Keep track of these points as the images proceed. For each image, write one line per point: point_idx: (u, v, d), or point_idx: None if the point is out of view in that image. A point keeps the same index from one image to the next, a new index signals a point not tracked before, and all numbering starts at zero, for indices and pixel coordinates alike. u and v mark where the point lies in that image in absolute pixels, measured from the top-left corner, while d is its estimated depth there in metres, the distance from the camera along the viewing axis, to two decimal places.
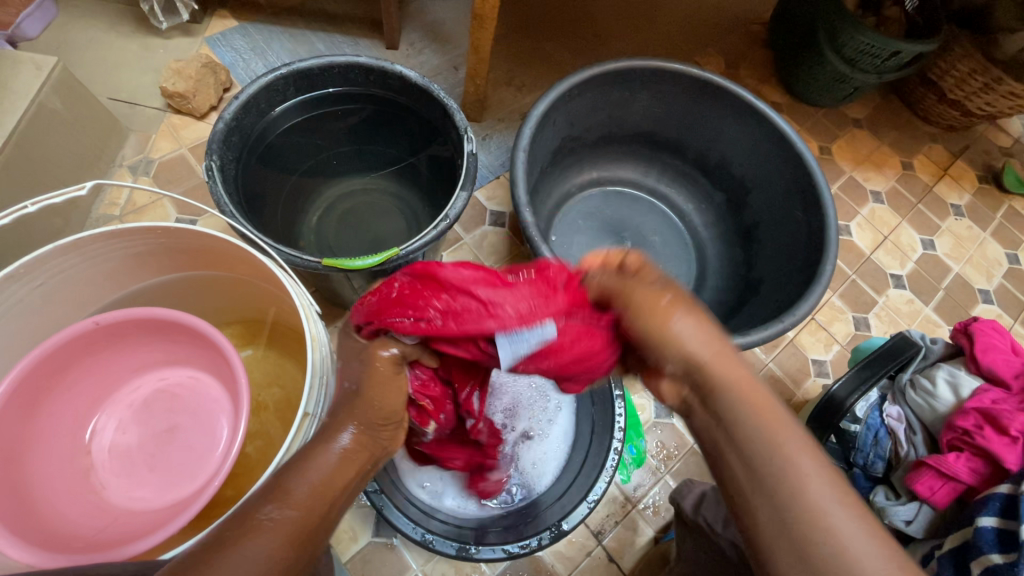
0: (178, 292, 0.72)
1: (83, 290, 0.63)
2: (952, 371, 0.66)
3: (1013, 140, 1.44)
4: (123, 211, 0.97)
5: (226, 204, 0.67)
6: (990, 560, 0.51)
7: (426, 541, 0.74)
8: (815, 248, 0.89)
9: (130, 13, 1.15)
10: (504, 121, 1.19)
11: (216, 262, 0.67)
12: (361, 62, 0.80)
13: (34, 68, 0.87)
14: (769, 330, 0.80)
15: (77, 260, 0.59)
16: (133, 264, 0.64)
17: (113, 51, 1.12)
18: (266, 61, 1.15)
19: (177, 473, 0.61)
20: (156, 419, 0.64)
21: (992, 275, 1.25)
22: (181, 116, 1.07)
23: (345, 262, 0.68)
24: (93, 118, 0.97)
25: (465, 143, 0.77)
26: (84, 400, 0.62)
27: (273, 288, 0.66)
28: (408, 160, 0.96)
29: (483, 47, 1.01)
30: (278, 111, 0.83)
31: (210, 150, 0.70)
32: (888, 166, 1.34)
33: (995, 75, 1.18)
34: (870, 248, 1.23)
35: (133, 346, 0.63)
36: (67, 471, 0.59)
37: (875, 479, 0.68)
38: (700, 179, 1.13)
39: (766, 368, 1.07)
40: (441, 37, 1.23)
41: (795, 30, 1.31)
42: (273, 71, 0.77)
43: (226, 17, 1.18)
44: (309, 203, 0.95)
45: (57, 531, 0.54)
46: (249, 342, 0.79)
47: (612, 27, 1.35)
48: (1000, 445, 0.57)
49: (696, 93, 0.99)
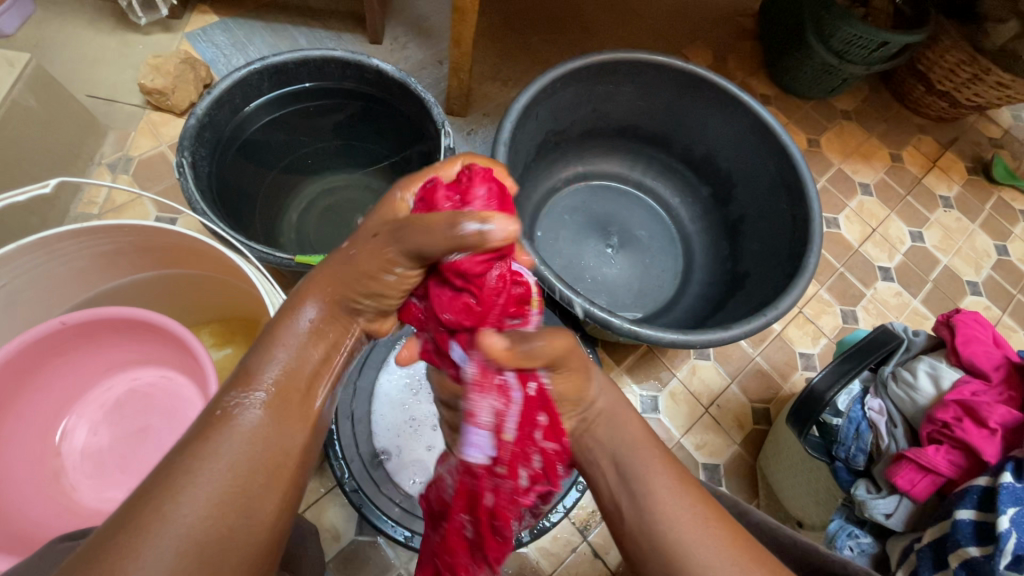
0: (154, 290, 0.71)
1: (51, 290, 0.62)
2: (933, 363, 0.66)
3: (1003, 131, 1.43)
4: (102, 209, 0.96)
5: (197, 201, 0.66)
6: (966, 552, 0.51)
7: (410, 541, 0.75)
8: (799, 241, 0.88)
9: (109, 8, 1.14)
10: (489, 116, 1.18)
11: (189, 260, 0.66)
12: (337, 57, 0.79)
13: (7, 65, 0.86)
14: (751, 324, 0.79)
15: (44, 258, 0.58)
16: (103, 262, 0.63)
17: (91, 48, 1.10)
18: (247, 56, 1.13)
19: (149, 474, 0.60)
20: (127, 419, 0.63)
21: (980, 266, 1.24)
22: (161, 113, 1.06)
23: (319, 258, 0.67)
24: (70, 115, 0.96)
25: (443, 137, 0.76)
26: (54, 402, 0.61)
27: (245, 285, 0.65)
28: (390, 156, 0.95)
29: (465, 41, 1.00)
30: (252, 107, 0.82)
31: (182, 146, 0.69)
32: (877, 158, 1.34)
33: (984, 65, 1.17)
34: (858, 241, 1.23)
35: (103, 346, 0.63)
36: (37, 473, 0.59)
37: (857, 472, 0.67)
38: (687, 172, 1.12)
39: (754, 361, 1.06)
40: (425, 31, 1.22)
41: (782, 21, 1.30)
42: (247, 66, 0.76)
43: (206, 13, 1.17)
44: (289, 200, 0.94)
45: (24, 534, 0.54)
46: (228, 341, 0.77)
47: (599, 20, 1.34)
48: (979, 437, 0.57)
49: (680, 85, 0.98)
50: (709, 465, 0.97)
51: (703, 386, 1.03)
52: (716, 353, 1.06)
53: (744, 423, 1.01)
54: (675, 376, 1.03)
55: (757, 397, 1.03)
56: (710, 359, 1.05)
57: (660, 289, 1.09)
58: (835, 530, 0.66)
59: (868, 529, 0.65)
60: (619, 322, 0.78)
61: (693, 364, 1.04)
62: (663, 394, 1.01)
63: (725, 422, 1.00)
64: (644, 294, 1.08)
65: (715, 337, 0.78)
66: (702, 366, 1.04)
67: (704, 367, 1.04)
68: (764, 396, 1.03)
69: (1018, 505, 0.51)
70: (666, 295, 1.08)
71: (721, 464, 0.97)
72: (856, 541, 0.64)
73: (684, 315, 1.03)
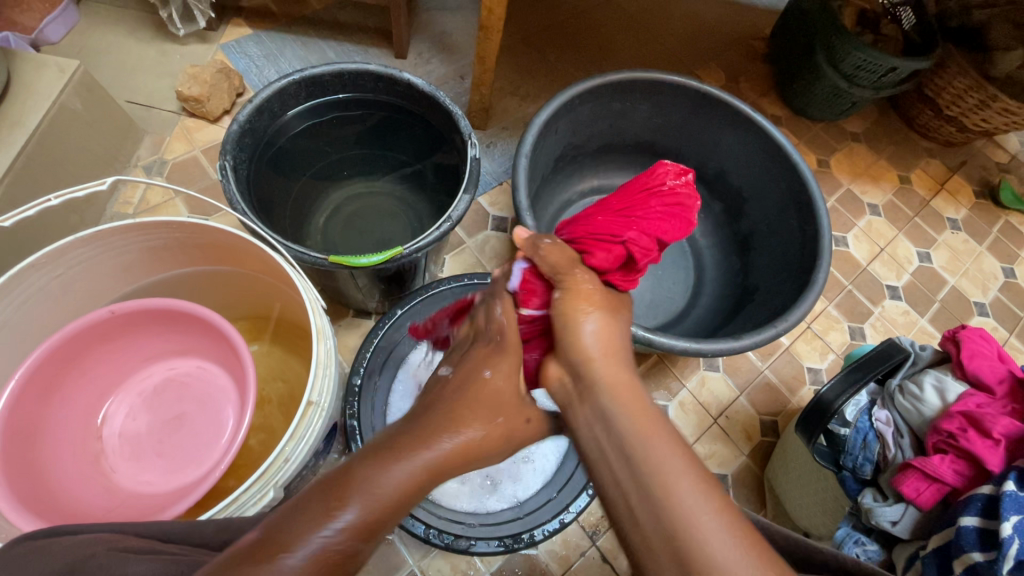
0: (192, 286, 0.75)
1: (99, 282, 0.66)
2: (938, 376, 0.68)
3: (1010, 156, 1.46)
4: (137, 209, 1.00)
5: (238, 201, 0.70)
6: (971, 558, 0.53)
7: (427, 536, 0.76)
8: (809, 256, 0.91)
9: (148, 19, 1.20)
10: (508, 129, 1.22)
11: (228, 257, 0.69)
12: (370, 70, 0.83)
13: (57, 71, 0.91)
14: (762, 335, 0.81)
15: (98, 251, 0.62)
16: (149, 257, 0.67)
17: (132, 56, 1.16)
18: (278, 67, 1.19)
19: (183, 460, 0.63)
20: (164, 406, 0.67)
21: (988, 288, 1.26)
22: (196, 119, 1.11)
23: (350, 259, 0.71)
24: (111, 119, 1.01)
25: (469, 148, 0.79)
26: (96, 386, 0.65)
27: (282, 282, 0.68)
28: (415, 166, 0.99)
29: (489, 58, 1.04)
30: (290, 115, 0.86)
31: (224, 150, 0.73)
32: (885, 180, 1.36)
33: (990, 92, 1.20)
34: (866, 260, 1.25)
35: (145, 336, 0.66)
36: (79, 456, 0.62)
37: (864, 482, 0.69)
38: (700, 188, 1.15)
39: (762, 374, 1.08)
40: (449, 47, 1.27)
41: (793, 46, 1.34)
42: (286, 76, 0.81)
43: (241, 26, 1.22)
44: (317, 204, 0.98)
45: (69, 510, 0.57)
46: (257, 337, 0.82)
47: (616, 40, 1.38)
48: (983, 447, 0.59)
49: (695, 104, 1.02)
50: (717, 475, 0.98)
51: (711, 397, 1.04)
52: (725, 365, 1.08)
53: (752, 434, 1.02)
54: (685, 386, 1.05)
55: (765, 409, 1.05)
56: (719, 370, 1.07)
57: (671, 300, 1.11)
58: (842, 537, 0.68)
59: (874, 537, 0.67)
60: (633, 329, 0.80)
61: (703, 376, 1.06)
62: (672, 403, 1.03)
63: (734, 433, 1.02)
64: (656, 305, 1.10)
65: (727, 347, 0.80)
66: (711, 378, 1.06)
67: (713, 378, 1.06)
68: (772, 408, 1.05)
69: (1021, 513, 0.53)
70: (677, 306, 1.11)
71: (729, 474, 0.99)
72: (862, 548, 0.66)
73: (696, 326, 1.06)
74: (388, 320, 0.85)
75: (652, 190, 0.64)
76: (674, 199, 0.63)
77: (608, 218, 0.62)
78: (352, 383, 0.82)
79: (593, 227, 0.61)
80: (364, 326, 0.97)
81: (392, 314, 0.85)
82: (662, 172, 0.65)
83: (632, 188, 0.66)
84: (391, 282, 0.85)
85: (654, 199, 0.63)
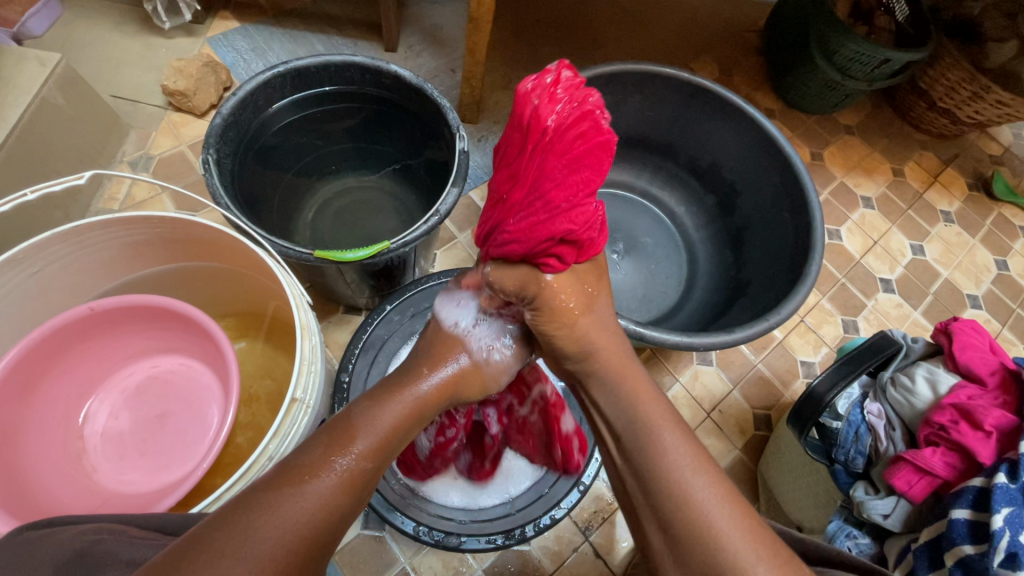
0: (176, 282, 0.73)
1: (79, 278, 0.65)
2: (930, 368, 0.67)
3: (1003, 149, 1.46)
4: (123, 204, 0.99)
5: (221, 196, 0.69)
6: (962, 551, 0.53)
7: (418, 534, 0.75)
8: (801, 249, 0.90)
9: (133, 12, 1.18)
10: (500, 123, 1.21)
11: (212, 252, 0.68)
12: (357, 62, 0.82)
13: (38, 64, 0.89)
14: (754, 328, 0.81)
15: (78, 247, 0.61)
16: (130, 253, 0.66)
17: (117, 50, 1.14)
18: (265, 61, 1.17)
19: (167, 458, 0.62)
20: (147, 404, 0.66)
21: (980, 280, 1.26)
22: (182, 113, 1.09)
23: (336, 253, 0.70)
24: (95, 114, 0.99)
25: (458, 141, 0.78)
26: (77, 385, 0.64)
27: (267, 278, 0.67)
28: (404, 159, 0.98)
29: (479, 50, 1.03)
30: (275, 108, 0.85)
31: (208, 144, 0.72)
32: (879, 172, 1.36)
33: (983, 83, 1.20)
34: (860, 252, 1.25)
35: (126, 333, 0.65)
36: (60, 455, 0.61)
37: (856, 475, 0.69)
38: (692, 182, 1.15)
39: (755, 368, 1.08)
40: (439, 40, 1.26)
41: (786, 37, 1.33)
42: (271, 69, 0.79)
43: (228, 19, 1.21)
44: (305, 198, 0.97)
45: (48, 510, 0.56)
46: (244, 334, 0.80)
47: (609, 33, 1.37)
48: (974, 439, 0.59)
49: (687, 96, 1.01)
50: None
51: (705, 391, 1.04)
52: (718, 359, 1.07)
53: (745, 429, 1.02)
54: (678, 381, 1.04)
55: (758, 403, 1.04)
56: (713, 365, 1.07)
57: (664, 295, 1.11)
58: (834, 531, 0.68)
59: (867, 530, 0.67)
60: (624, 323, 0.79)
61: (696, 370, 1.06)
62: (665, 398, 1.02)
63: (727, 428, 1.02)
64: (648, 299, 1.10)
65: (718, 340, 0.80)
66: (705, 372, 1.06)
67: (706, 372, 1.06)
68: (766, 402, 1.05)
69: (1011, 505, 0.52)
70: (669, 300, 1.11)
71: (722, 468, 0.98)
72: (854, 541, 0.66)
73: (688, 320, 1.05)
74: (377, 317, 0.85)
75: (539, 144, 0.54)
76: (570, 141, 0.53)
77: (526, 217, 0.56)
78: (341, 380, 0.81)
79: (523, 240, 0.57)
80: (355, 322, 0.96)
81: (381, 310, 0.85)
82: (533, 108, 0.54)
83: (517, 146, 0.56)
84: (380, 278, 0.84)
85: (551, 158, 0.54)
